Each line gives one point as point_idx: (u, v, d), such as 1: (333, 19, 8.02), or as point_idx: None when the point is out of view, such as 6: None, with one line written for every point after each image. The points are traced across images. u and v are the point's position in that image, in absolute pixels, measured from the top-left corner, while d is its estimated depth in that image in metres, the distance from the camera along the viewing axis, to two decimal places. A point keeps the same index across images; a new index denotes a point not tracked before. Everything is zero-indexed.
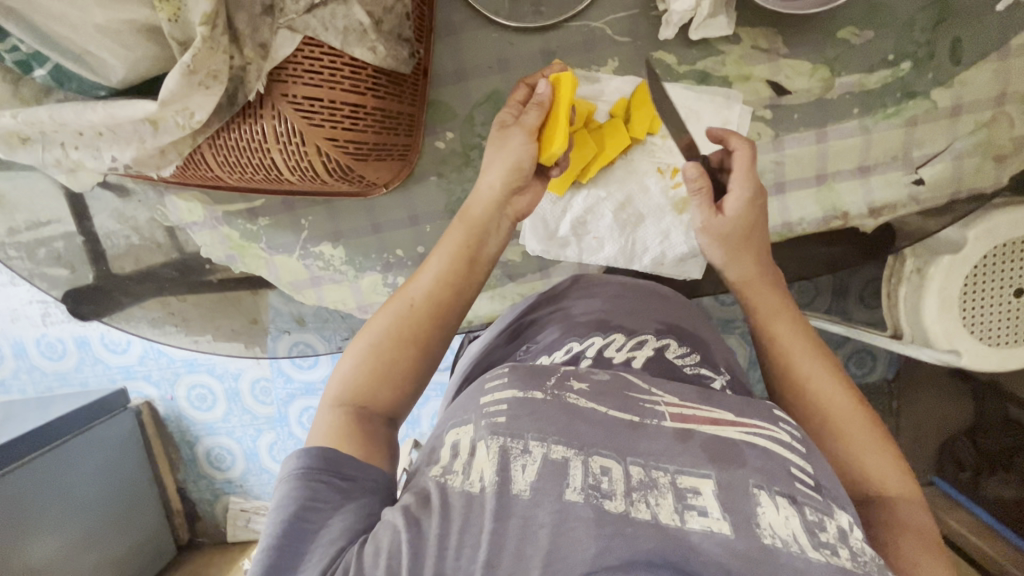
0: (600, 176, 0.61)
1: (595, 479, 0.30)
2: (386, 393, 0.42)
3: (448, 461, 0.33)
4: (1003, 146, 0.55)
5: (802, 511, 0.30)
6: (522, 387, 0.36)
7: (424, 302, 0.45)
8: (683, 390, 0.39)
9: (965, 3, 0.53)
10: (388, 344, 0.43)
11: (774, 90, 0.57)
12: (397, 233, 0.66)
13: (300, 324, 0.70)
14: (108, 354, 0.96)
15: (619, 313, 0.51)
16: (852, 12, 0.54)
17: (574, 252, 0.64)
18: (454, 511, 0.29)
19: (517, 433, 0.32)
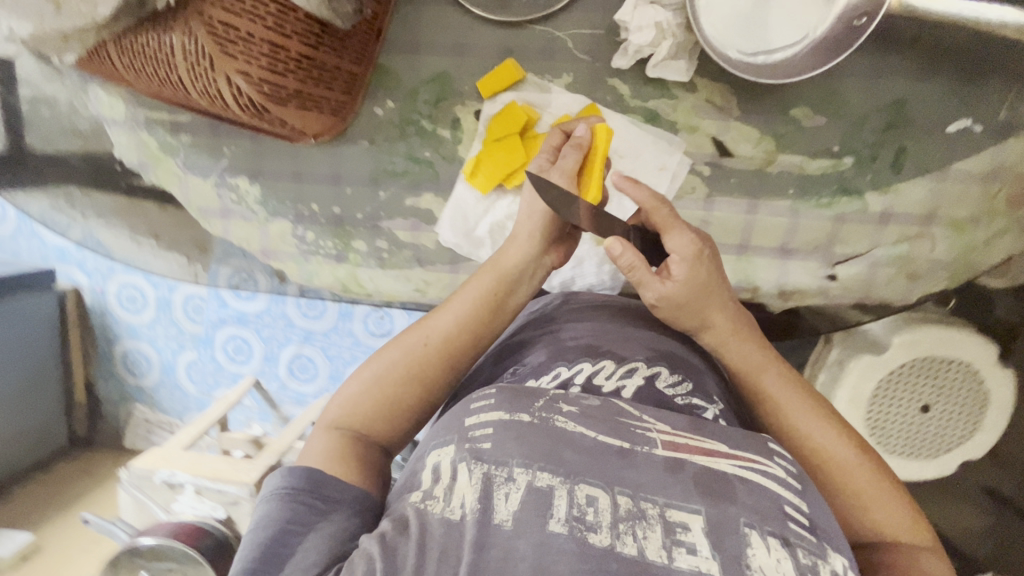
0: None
1: (579, 510, 0.29)
2: (387, 420, 0.44)
3: (429, 487, 0.33)
4: (917, 264, 0.61)
5: (796, 554, 0.29)
6: (509, 409, 0.35)
7: (439, 341, 0.47)
8: (676, 418, 0.37)
9: (920, 116, 0.58)
10: (393, 376, 0.45)
11: (716, 148, 0.61)
12: (316, 188, 0.67)
13: (206, 251, 0.72)
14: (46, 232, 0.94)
15: (610, 340, 0.49)
16: (809, 95, 0.58)
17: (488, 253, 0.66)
18: (433, 541, 0.29)
19: (501, 461, 0.32)
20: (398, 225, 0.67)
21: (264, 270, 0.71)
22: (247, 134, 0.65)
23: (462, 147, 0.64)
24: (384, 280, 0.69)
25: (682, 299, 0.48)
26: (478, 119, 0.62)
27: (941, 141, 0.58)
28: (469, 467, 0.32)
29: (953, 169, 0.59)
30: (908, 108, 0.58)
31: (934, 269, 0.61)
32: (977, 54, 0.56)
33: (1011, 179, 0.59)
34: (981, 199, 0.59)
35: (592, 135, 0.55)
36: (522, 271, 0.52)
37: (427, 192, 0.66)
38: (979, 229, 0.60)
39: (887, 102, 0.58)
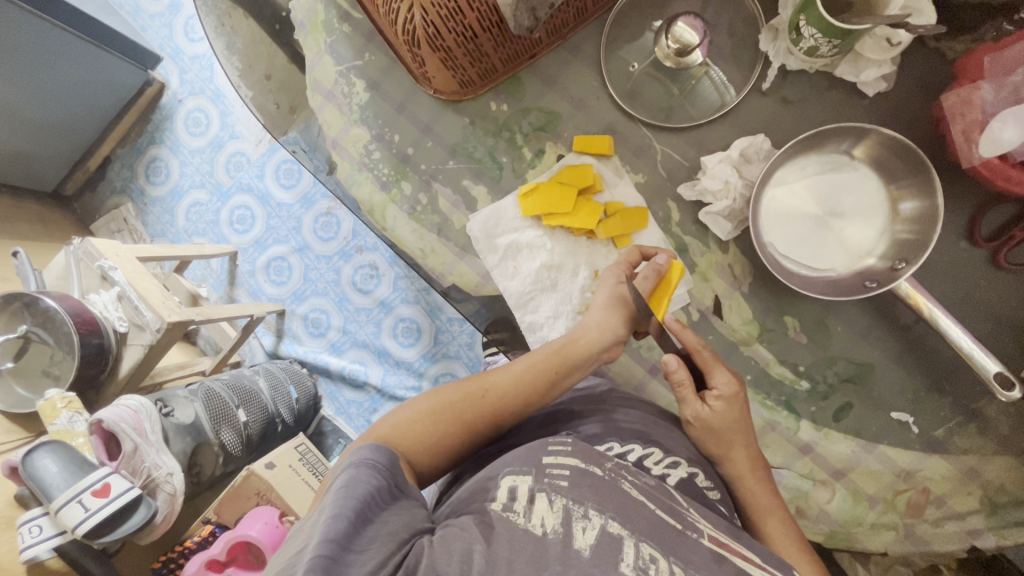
0: (555, 232, 0.73)
1: (644, 563, 0.41)
2: (436, 444, 0.59)
3: (509, 502, 0.47)
4: (810, 506, 0.67)
5: None
6: (584, 460, 0.50)
7: (490, 397, 0.62)
8: (719, 523, 0.50)
9: (875, 389, 0.65)
10: (439, 408, 0.61)
11: (713, 306, 0.68)
12: (408, 125, 0.75)
13: (292, 112, 0.79)
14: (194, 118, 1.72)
15: (658, 432, 0.62)
16: (806, 315, 0.66)
17: (493, 260, 0.72)
18: (520, 544, 0.42)
19: (579, 501, 0.45)
20: (445, 194, 0.74)
21: (320, 154, 0.78)
22: (391, 55, 0.76)
23: (532, 173, 0.73)
24: (402, 224, 0.75)
25: (715, 426, 0.62)
26: (557, 161, 0.72)
27: (882, 420, 0.65)
28: (550, 498, 0.46)
29: (879, 448, 0.65)
30: (871, 375, 0.65)
31: (820, 516, 0.67)
32: (946, 370, 0.63)
33: (917, 488, 0.64)
34: (888, 488, 0.65)
35: (669, 265, 0.66)
36: (578, 357, 0.65)
37: (483, 185, 0.74)
38: (872, 509, 0.65)
39: (858, 360, 0.65)
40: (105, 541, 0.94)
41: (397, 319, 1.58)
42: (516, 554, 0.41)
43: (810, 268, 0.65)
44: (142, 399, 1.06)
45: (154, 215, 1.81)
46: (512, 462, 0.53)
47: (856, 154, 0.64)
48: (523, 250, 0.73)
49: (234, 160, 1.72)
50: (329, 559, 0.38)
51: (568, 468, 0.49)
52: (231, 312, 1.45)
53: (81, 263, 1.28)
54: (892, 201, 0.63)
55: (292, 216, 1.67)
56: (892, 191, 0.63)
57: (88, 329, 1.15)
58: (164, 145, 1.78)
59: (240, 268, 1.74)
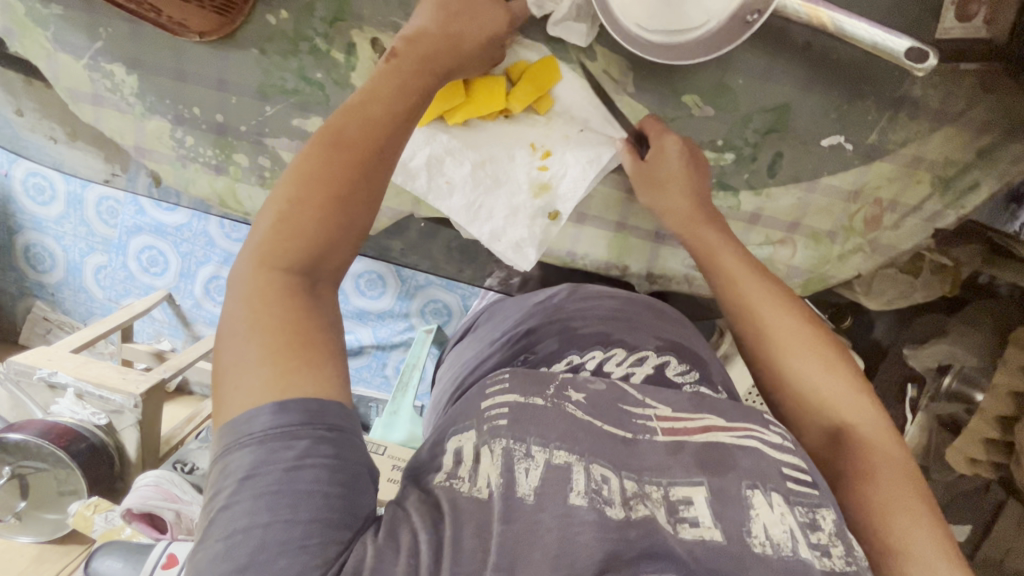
0: (470, 125, 0.62)
1: (596, 485, 0.37)
2: (307, 299, 0.39)
3: (453, 468, 0.39)
4: (778, 268, 0.66)
5: (795, 510, 0.38)
6: (522, 394, 0.44)
7: (309, 217, 0.40)
8: (677, 400, 0.47)
9: (797, 125, 0.60)
10: (280, 245, 0.39)
11: (609, 124, 0.62)
12: (198, 90, 0.63)
13: (72, 138, 0.67)
14: (39, 187, 1.54)
15: (620, 329, 0.58)
16: (700, 84, 0.59)
17: (421, 185, 0.62)
18: (465, 516, 0.35)
19: (519, 437, 0.39)
20: (283, 145, 0.64)
21: (132, 167, 0.67)
22: (127, 15, 0.60)
23: (357, 76, 0.61)
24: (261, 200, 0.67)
25: (688, 220, 0.60)
26: (375, 47, 0.60)
27: (816, 152, 0.61)
28: (490, 447, 0.39)
29: (823, 182, 0.62)
30: (790, 114, 0.59)
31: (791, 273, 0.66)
32: (858, 71, 0.58)
33: (871, 202, 0.62)
34: (843, 216, 0.63)
35: None
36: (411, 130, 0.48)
37: (315, 115, 0.63)
38: (835, 243, 0.64)
39: (772, 105, 0.59)
40: None
41: (355, 276, 1.49)
42: (459, 528, 0.34)
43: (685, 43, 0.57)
44: (158, 471, 1.07)
45: (70, 300, 1.69)
46: (455, 417, 0.46)
47: None
48: (446, 160, 0.62)
49: (105, 206, 1.52)
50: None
51: (507, 405, 0.42)
52: (195, 353, 1.43)
53: (21, 384, 1.22)
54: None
55: (196, 233, 1.52)
56: None
57: (68, 438, 1.13)
58: (27, 228, 1.60)
59: (184, 306, 1.65)
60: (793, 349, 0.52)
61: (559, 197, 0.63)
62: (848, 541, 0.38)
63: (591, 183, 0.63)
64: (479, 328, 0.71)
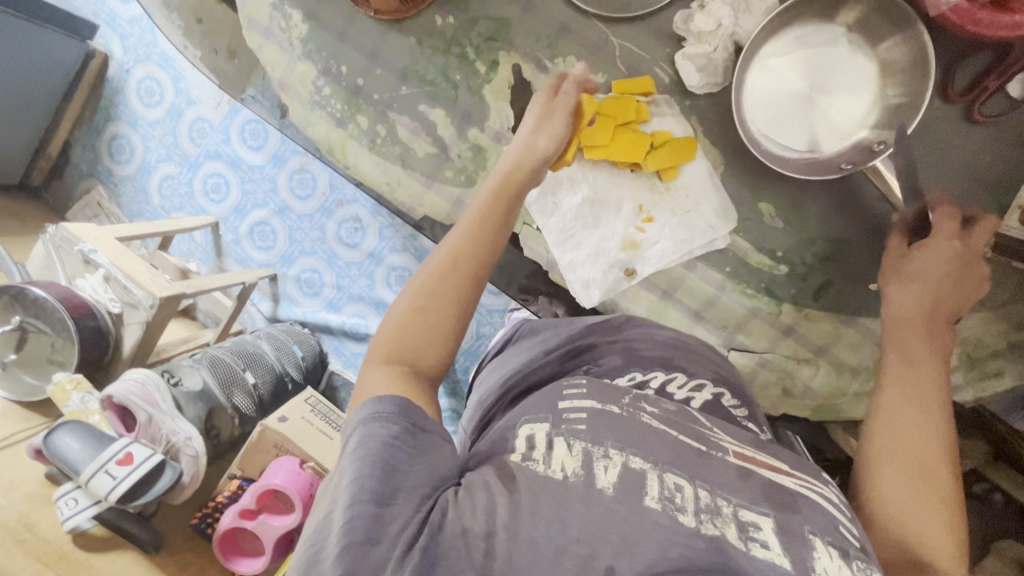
0: (598, 165, 0.69)
1: (669, 493, 0.41)
2: (414, 380, 0.53)
3: (528, 451, 0.46)
4: (794, 384, 0.70)
5: (854, 565, 0.39)
6: (600, 401, 0.50)
7: (431, 305, 0.56)
8: (744, 436, 0.51)
9: (851, 263, 0.66)
10: (395, 349, 0.54)
11: (694, 205, 0.67)
12: (353, 54, 0.72)
13: (231, 55, 0.75)
14: (148, 91, 1.66)
15: (681, 356, 0.64)
16: (779, 198, 0.66)
17: (532, 195, 0.69)
18: (544, 491, 0.41)
19: (598, 441, 0.45)
20: (402, 123, 0.72)
21: (268, 94, 0.74)
22: None
23: (490, 89, 0.69)
24: (363, 161, 0.73)
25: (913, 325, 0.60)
26: (514, 71, 0.69)
27: (861, 293, 0.66)
28: (568, 441, 0.45)
29: (861, 322, 0.67)
30: (848, 251, 0.65)
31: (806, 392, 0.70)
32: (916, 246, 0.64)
33: None
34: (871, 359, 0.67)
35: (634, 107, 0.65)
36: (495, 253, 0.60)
37: (440, 107, 0.70)
38: (855, 379, 0.68)
39: (836, 237, 0.65)
40: (136, 505, 0.96)
41: (389, 269, 1.55)
42: (537, 497, 0.41)
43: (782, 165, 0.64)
44: (146, 372, 1.08)
45: (128, 196, 1.78)
46: (529, 411, 0.53)
47: (843, 21, 0.62)
48: (562, 185, 0.69)
49: (197, 127, 1.63)
50: (352, 527, 0.38)
51: (585, 411, 0.49)
52: (221, 281, 1.49)
53: (60, 250, 1.28)
54: (881, 65, 0.62)
55: (266, 177, 1.61)
56: (877, 49, 0.62)
57: (81, 313, 1.16)
58: (122, 120, 1.71)
59: (225, 238, 1.73)
60: (903, 467, 0.53)
61: (643, 259, 0.69)
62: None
63: (678, 259, 0.68)
64: (519, 341, 0.79)
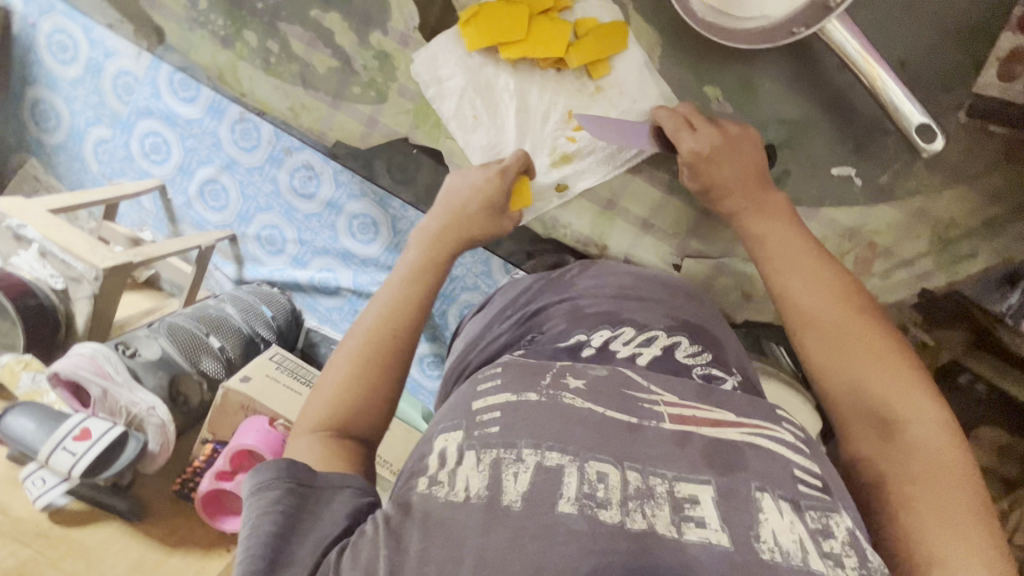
0: (517, 66, 0.62)
1: (590, 488, 0.39)
2: (344, 443, 0.52)
3: (434, 472, 0.42)
4: (754, 287, 0.68)
5: (804, 519, 0.39)
6: (516, 391, 0.47)
7: (362, 367, 0.55)
8: (686, 389, 0.49)
9: (806, 144, 0.61)
10: (324, 412, 0.53)
11: (630, 101, 0.62)
12: None
13: None
14: (60, 45, 1.49)
15: (629, 309, 0.60)
16: (725, 81, 0.60)
17: (448, 107, 0.63)
18: (446, 517, 0.38)
19: (509, 444, 0.42)
20: (295, 35, 0.64)
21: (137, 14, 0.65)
22: None
23: None
24: (260, 85, 0.65)
25: (780, 238, 0.59)
26: None
27: (825, 178, 0.61)
28: (478, 455, 0.42)
29: (823, 211, 0.62)
30: (803, 133, 0.60)
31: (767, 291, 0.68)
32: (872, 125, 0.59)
33: (864, 244, 0.63)
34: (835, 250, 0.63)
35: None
36: (421, 319, 0.60)
37: (334, 12, 0.63)
38: None
39: (788, 118, 0.60)
40: (105, 477, 0.96)
41: (350, 217, 1.46)
42: (433, 531, 0.38)
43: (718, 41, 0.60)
44: (96, 343, 1.03)
45: (65, 166, 1.68)
46: (444, 419, 0.49)
47: None
48: (481, 94, 0.63)
49: (121, 82, 1.49)
50: None
51: (499, 409, 0.46)
52: (176, 246, 1.41)
53: None
54: None
55: (207, 131, 1.49)
56: None
57: (19, 291, 1.10)
58: (40, 83, 1.56)
59: (174, 202, 1.63)
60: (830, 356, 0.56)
61: (575, 172, 0.64)
62: (864, 553, 0.39)
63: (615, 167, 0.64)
64: (494, 298, 0.73)
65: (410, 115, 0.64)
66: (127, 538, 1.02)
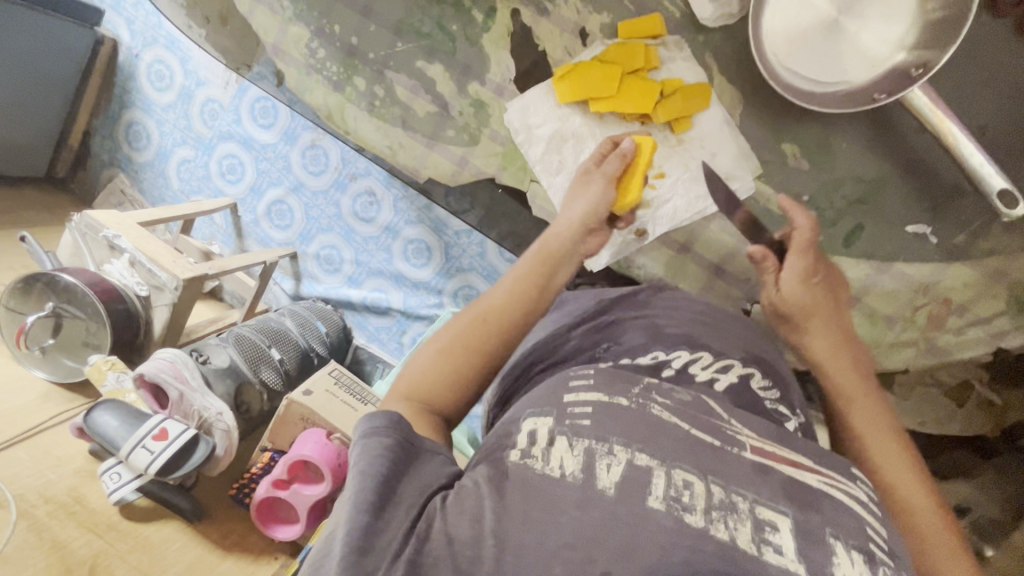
0: (604, 118, 0.73)
1: (677, 491, 0.40)
2: (429, 418, 0.54)
3: (528, 448, 0.44)
4: None
5: (878, 571, 0.38)
6: (607, 393, 0.48)
7: (462, 350, 0.58)
8: (763, 428, 0.49)
9: (886, 205, 0.73)
10: (415, 383, 0.56)
11: (711, 158, 0.73)
12: (345, 12, 0.71)
13: (221, 21, 0.73)
14: (157, 74, 1.65)
15: (704, 335, 0.63)
16: (808, 142, 0.72)
17: (537, 151, 0.73)
18: (540, 491, 0.40)
19: (603, 438, 0.43)
20: (400, 83, 0.72)
21: (259, 58, 0.73)
22: None
23: (488, 38, 0.71)
24: (364, 125, 0.73)
25: (848, 391, 0.66)
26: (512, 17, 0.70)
27: (899, 235, 0.74)
28: (571, 441, 0.44)
29: (898, 265, 0.75)
30: (883, 191, 0.73)
31: None
32: (951, 193, 0.71)
33: (940, 300, 0.77)
34: (908, 306, 0.78)
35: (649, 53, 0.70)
36: (525, 318, 0.62)
37: (438, 63, 0.71)
38: (892, 330, 0.79)
39: (864, 176, 0.73)
40: (177, 477, 1.01)
41: (405, 241, 1.54)
42: (530, 504, 0.39)
43: (770, 106, 0.71)
44: (176, 350, 1.12)
45: (148, 181, 1.81)
46: (534, 403, 0.51)
47: None
48: (567, 140, 0.73)
49: (208, 108, 1.62)
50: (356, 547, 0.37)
51: (590, 405, 0.47)
52: (244, 261, 1.50)
53: (87, 237, 1.31)
54: None
55: (280, 154, 1.60)
56: None
57: (110, 297, 1.19)
58: (136, 107, 1.71)
59: (243, 219, 1.74)
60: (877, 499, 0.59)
61: (653, 217, 0.76)
62: None
63: (696, 212, 0.75)
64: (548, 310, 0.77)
65: (498, 157, 0.73)
66: (186, 539, 1.07)
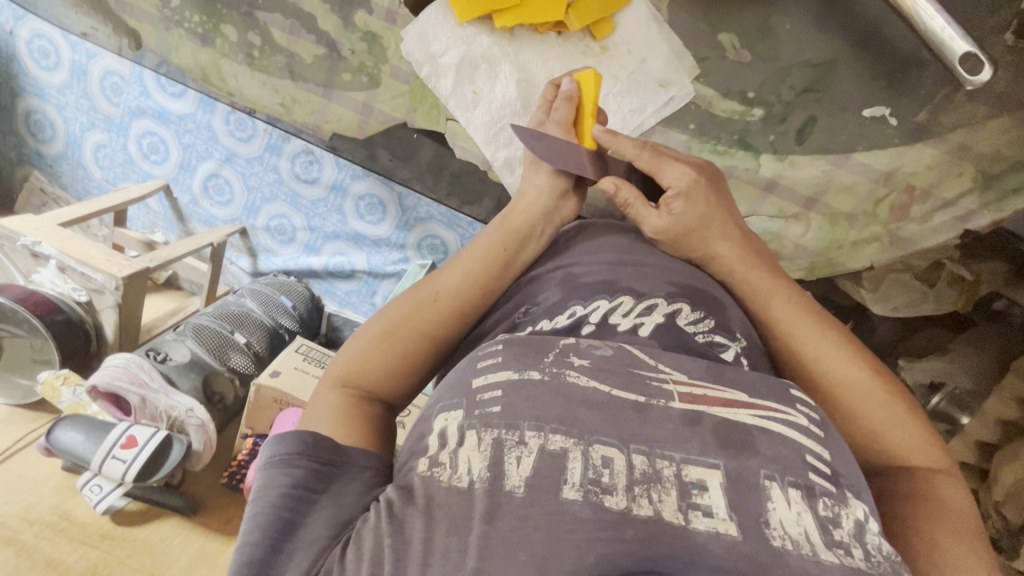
0: (514, 34, 0.72)
1: (597, 472, 0.39)
2: (365, 405, 0.53)
3: (436, 454, 0.42)
4: (786, 244, 0.81)
5: (815, 507, 0.39)
6: (517, 368, 0.46)
7: (406, 333, 0.56)
8: (695, 368, 0.48)
9: (833, 93, 0.72)
10: (350, 371, 0.54)
11: (639, 64, 0.74)
12: None
13: None
14: (40, 51, 1.44)
15: (625, 278, 0.60)
16: (747, 30, 0.70)
17: (448, 85, 0.73)
18: (443, 508, 0.38)
19: (513, 426, 0.41)
20: (276, 23, 0.72)
21: None
22: None
23: None
24: (247, 84, 0.76)
25: (762, 290, 0.64)
26: None
27: (857, 121, 0.73)
28: (479, 434, 0.41)
29: (856, 155, 0.74)
30: (833, 74, 0.71)
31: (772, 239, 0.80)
32: (910, 64, 0.70)
33: (904, 187, 0.76)
34: (868, 200, 0.77)
35: None
36: (477, 295, 0.60)
37: None
38: (852, 229, 0.79)
39: (813, 61, 0.71)
40: (159, 478, 0.99)
41: (356, 198, 1.42)
42: (438, 518, 0.38)
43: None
44: (127, 354, 1.07)
45: (68, 174, 1.67)
46: (443, 397, 0.48)
47: None
48: (477, 65, 0.73)
49: (109, 82, 1.42)
50: None
51: (500, 388, 0.45)
52: (189, 246, 1.40)
53: (6, 249, 1.20)
54: None
55: (201, 124, 1.42)
56: None
57: (44, 308, 1.11)
58: (29, 93, 1.53)
59: (181, 201, 1.61)
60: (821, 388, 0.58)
61: None
62: (867, 545, 0.39)
63: (632, 127, 0.77)
64: None
65: (405, 97, 0.74)
66: (186, 531, 1.07)
